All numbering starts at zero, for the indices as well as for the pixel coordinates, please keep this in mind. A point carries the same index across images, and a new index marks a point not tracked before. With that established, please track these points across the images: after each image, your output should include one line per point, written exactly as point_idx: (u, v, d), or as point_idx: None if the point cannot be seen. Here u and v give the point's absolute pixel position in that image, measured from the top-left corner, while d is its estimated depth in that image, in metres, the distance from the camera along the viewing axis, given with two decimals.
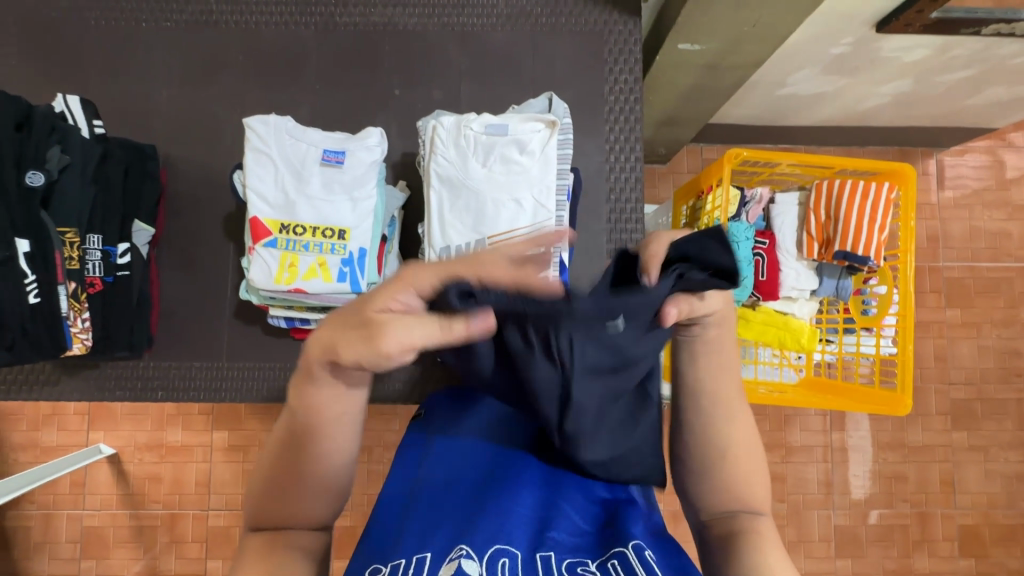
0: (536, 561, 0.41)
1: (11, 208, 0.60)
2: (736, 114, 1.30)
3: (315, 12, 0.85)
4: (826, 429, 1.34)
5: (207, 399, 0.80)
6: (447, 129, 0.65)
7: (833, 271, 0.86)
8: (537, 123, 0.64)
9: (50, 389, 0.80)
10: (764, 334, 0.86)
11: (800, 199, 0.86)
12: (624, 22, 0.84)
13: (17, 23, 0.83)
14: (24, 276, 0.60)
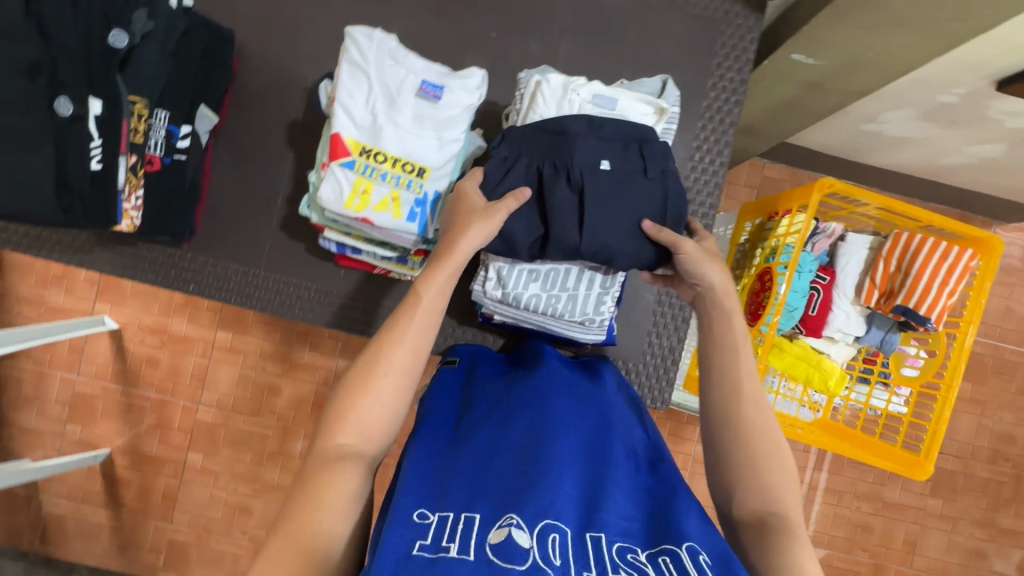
0: (587, 540, 0.41)
1: (90, 65, 0.57)
2: (812, 138, 1.25)
3: None
4: (808, 466, 1.36)
5: (235, 305, 0.79)
6: (552, 88, 0.62)
7: (884, 323, 0.85)
8: (645, 106, 0.62)
9: (81, 259, 0.78)
10: (795, 368, 0.85)
11: (872, 243, 0.84)
12: (746, 16, 0.79)
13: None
14: (90, 140, 0.58)
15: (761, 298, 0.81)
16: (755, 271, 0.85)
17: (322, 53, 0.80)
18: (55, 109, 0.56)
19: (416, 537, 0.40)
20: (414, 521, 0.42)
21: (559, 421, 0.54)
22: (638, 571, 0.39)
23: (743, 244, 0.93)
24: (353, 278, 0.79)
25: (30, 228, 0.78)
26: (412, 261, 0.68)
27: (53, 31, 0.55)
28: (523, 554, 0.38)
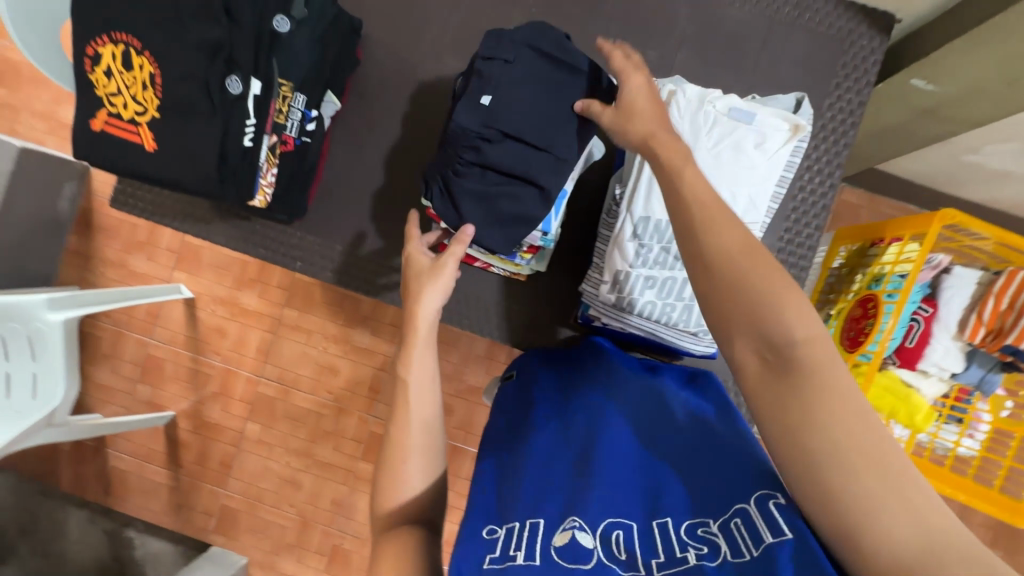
0: (655, 528, 0.44)
1: (257, 47, 0.61)
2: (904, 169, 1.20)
3: None
4: None
5: (338, 283, 0.82)
6: (688, 97, 0.62)
7: (985, 361, 0.81)
8: (782, 121, 0.62)
9: (200, 230, 0.83)
10: (883, 401, 0.84)
11: (982, 278, 0.81)
12: (870, 37, 0.78)
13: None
14: (247, 118, 0.62)
15: (864, 326, 0.80)
16: (856, 298, 0.84)
17: (442, 48, 0.82)
18: (225, 87, 0.61)
19: (488, 552, 0.44)
20: (484, 538, 0.47)
21: (610, 404, 0.55)
22: (708, 545, 0.41)
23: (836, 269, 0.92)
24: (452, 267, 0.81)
25: (159, 198, 0.83)
26: (521, 257, 0.73)
27: (233, 12, 0.60)
28: (585, 555, 0.41)
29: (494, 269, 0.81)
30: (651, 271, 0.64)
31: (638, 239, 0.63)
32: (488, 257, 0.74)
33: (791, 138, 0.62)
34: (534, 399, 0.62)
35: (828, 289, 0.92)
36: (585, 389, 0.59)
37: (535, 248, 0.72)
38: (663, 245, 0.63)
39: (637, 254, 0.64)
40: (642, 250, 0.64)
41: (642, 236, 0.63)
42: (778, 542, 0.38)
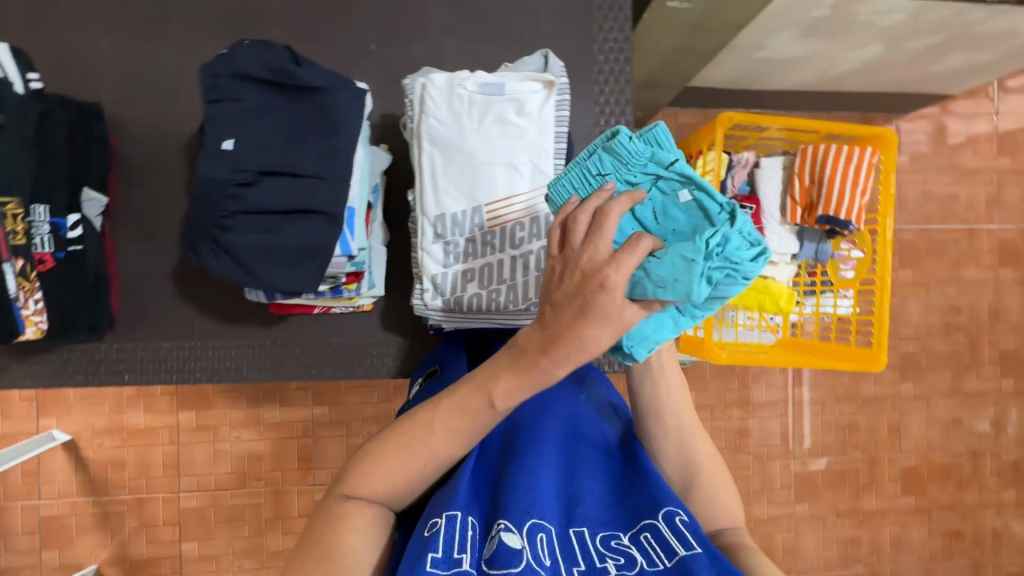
0: (571, 536, 0.61)
1: (227, 166, 0.74)
2: (721, 72, 1.71)
3: (418, 42, 1.08)
4: (791, 385, 1.85)
5: (343, 373, 1.06)
6: (439, 87, 0.83)
7: (814, 236, 1.22)
8: (534, 85, 0.84)
9: (204, 366, 1.04)
10: (748, 294, 1.23)
11: (783, 163, 1.20)
12: (621, 109, 1.12)
13: (207, 25, 1.03)
14: (237, 224, 0.76)
15: None
16: None
17: None
18: (219, 204, 0.75)
19: (430, 552, 0.55)
20: (426, 532, 0.58)
21: (539, 426, 0.74)
22: (623, 553, 0.59)
23: None
24: (396, 329, 1.06)
25: (160, 353, 1.03)
26: (349, 288, 0.94)
27: (225, 146, 0.74)
28: (518, 552, 0.56)
29: (337, 309, 1.03)
30: (463, 264, 0.85)
31: (442, 237, 0.84)
32: (325, 301, 0.97)
33: (548, 91, 0.84)
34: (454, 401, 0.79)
35: None
36: (500, 409, 0.78)
37: (355, 278, 0.93)
38: (468, 236, 0.84)
39: (447, 250, 0.85)
40: (449, 244, 0.85)
41: (444, 230, 0.84)
42: (691, 554, 0.56)
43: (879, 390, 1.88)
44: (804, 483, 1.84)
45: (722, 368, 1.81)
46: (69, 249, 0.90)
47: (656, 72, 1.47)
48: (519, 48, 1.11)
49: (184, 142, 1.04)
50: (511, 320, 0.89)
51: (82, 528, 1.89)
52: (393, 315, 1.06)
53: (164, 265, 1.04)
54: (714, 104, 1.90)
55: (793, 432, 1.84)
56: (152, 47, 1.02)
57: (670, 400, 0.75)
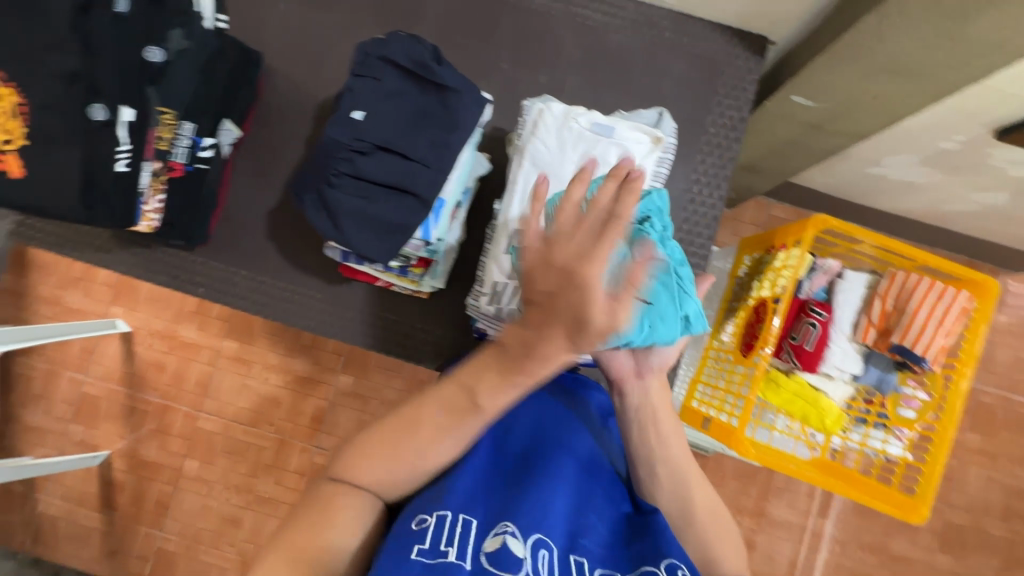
0: (570, 560, 0.64)
1: (350, 132, 0.82)
2: (828, 176, 1.68)
3: (545, 72, 1.15)
4: (813, 513, 1.73)
5: (382, 347, 1.11)
6: (553, 115, 0.88)
7: (881, 362, 1.17)
8: (643, 137, 0.87)
9: (267, 301, 1.12)
10: (794, 400, 1.19)
11: (869, 281, 1.16)
12: (717, 183, 1.13)
13: (370, 11, 1.16)
14: (342, 183, 0.83)
15: (758, 329, 1.10)
16: (753, 303, 1.15)
17: None
18: (332, 162, 0.83)
19: (417, 544, 0.61)
20: (415, 525, 0.63)
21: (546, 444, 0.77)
22: None
23: (740, 275, 1.29)
24: (442, 323, 1.10)
25: (236, 279, 1.13)
26: (414, 271, 1.00)
27: (353, 114, 0.83)
28: (518, 561, 0.60)
29: (397, 288, 1.09)
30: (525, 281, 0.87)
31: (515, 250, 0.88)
32: (390, 276, 1.03)
33: (654, 146, 0.87)
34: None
35: (735, 296, 1.27)
36: (522, 424, 0.80)
37: (424, 263, 0.99)
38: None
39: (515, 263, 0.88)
40: None
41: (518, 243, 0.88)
42: None
43: (910, 551, 1.72)
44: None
45: (744, 470, 1.73)
46: (195, 166, 1.01)
47: (760, 159, 1.48)
48: (636, 100, 1.15)
49: (316, 104, 1.16)
50: None
51: (109, 415, 2.04)
52: (444, 310, 1.11)
53: (265, 203, 1.14)
54: (811, 206, 1.86)
55: (802, 563, 1.72)
56: (319, 19, 1.16)
57: (670, 442, 0.76)
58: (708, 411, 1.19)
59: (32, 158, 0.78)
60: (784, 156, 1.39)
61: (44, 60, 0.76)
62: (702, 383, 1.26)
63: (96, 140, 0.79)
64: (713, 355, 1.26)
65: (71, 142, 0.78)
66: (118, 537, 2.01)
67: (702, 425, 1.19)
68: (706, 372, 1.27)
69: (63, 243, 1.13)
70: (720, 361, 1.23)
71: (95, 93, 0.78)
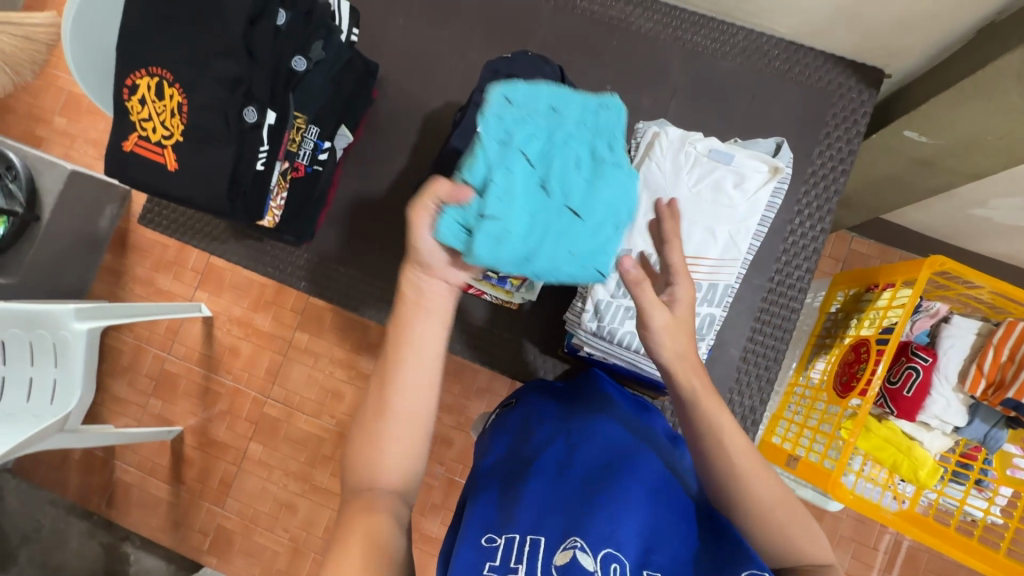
0: (644, 574, 0.61)
1: None
2: (922, 214, 1.62)
3: (648, 96, 1.17)
4: (882, 567, 1.67)
5: (468, 353, 1.14)
6: (669, 139, 0.89)
7: (988, 417, 1.10)
8: (761, 166, 0.86)
9: (363, 299, 1.18)
10: (884, 448, 1.15)
11: (980, 329, 1.10)
12: (821, 216, 1.10)
13: (483, 29, 1.21)
14: None
15: (856, 370, 1.06)
16: (850, 341, 1.11)
17: None
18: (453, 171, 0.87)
19: (489, 560, 0.62)
20: (486, 543, 0.65)
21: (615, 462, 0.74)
22: None
23: (832, 311, 1.25)
24: (529, 335, 1.13)
25: (335, 276, 1.19)
26: (511, 283, 1.02)
27: None
28: (584, 571, 0.58)
29: (487, 296, 1.11)
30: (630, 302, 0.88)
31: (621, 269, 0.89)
32: (485, 285, 1.06)
33: (772, 176, 0.86)
34: (540, 427, 0.83)
35: (824, 332, 1.24)
36: (590, 443, 0.78)
37: (522, 277, 1.00)
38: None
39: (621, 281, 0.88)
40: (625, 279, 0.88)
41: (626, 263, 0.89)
42: None
43: None
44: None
45: (810, 513, 1.68)
46: (313, 167, 1.08)
47: (856, 193, 1.43)
48: (740, 127, 1.15)
49: (423, 116, 1.21)
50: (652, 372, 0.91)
51: (186, 393, 2.16)
52: (532, 322, 1.13)
53: (369, 206, 1.20)
54: (899, 243, 1.78)
55: None
56: (434, 36, 1.22)
57: (725, 435, 0.70)
58: (794, 452, 1.14)
59: (189, 153, 0.84)
60: (884, 190, 1.35)
61: (214, 64, 0.82)
62: (784, 420, 1.22)
63: (245, 141, 0.85)
64: (797, 390, 1.23)
65: (225, 142, 0.84)
66: (183, 510, 2.11)
67: (788, 465, 1.15)
68: (789, 408, 1.23)
69: (183, 230, 1.21)
70: (807, 398, 1.19)
71: (251, 98, 0.84)
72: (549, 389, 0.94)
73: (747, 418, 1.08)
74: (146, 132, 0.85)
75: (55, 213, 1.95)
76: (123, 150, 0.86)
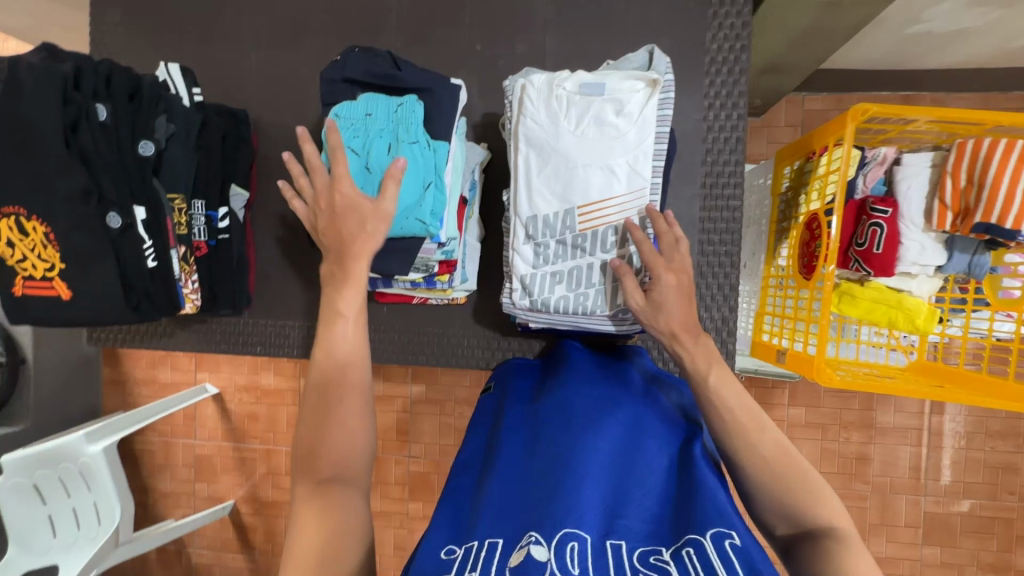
0: (606, 548, 0.58)
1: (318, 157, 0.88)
2: (864, 51, 1.51)
3: (523, 41, 1.09)
4: (927, 413, 1.67)
5: (437, 360, 1.13)
6: (536, 89, 0.83)
7: (966, 246, 1.04)
8: (638, 84, 0.81)
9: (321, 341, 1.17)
10: (877, 311, 1.11)
11: (933, 160, 1.03)
12: (734, 100, 1.03)
13: (336, 34, 1.14)
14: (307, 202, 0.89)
15: (815, 246, 1.00)
16: (804, 219, 1.04)
17: None
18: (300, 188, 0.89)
19: (445, 572, 0.57)
20: (443, 556, 0.61)
21: (580, 430, 0.75)
22: (662, 568, 0.55)
23: (784, 190, 1.19)
24: (489, 323, 1.11)
25: (287, 330, 1.18)
26: (441, 280, 0.99)
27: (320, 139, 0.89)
28: (539, 565, 0.53)
29: (433, 300, 1.09)
30: (551, 267, 0.85)
31: (531, 238, 0.85)
32: (422, 291, 1.03)
33: (652, 88, 0.80)
34: (509, 417, 0.85)
35: (781, 216, 1.18)
36: (554, 420, 0.79)
37: (448, 270, 0.98)
38: (559, 238, 0.84)
39: (537, 252, 0.85)
40: (538, 247, 0.85)
41: (534, 230, 0.85)
42: None
43: None
44: (936, 524, 1.68)
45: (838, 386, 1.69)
46: (217, 238, 1.05)
47: (780, 56, 1.34)
48: (625, 41, 1.07)
49: (311, 144, 1.16)
50: (601, 325, 0.88)
51: (225, 469, 2.23)
52: (487, 310, 1.11)
53: (294, 252, 1.18)
54: (851, 87, 1.67)
55: (924, 464, 1.67)
56: (292, 60, 1.15)
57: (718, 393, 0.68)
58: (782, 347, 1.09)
59: (74, 280, 0.81)
60: (806, 43, 1.25)
61: (56, 185, 0.77)
62: (769, 316, 1.19)
63: (122, 245, 0.83)
64: (773, 281, 1.18)
65: (103, 254, 0.81)
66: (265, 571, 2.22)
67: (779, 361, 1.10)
68: (771, 302, 1.19)
69: (132, 336, 1.22)
70: (783, 288, 1.13)
71: (108, 203, 0.81)
72: (528, 373, 0.98)
73: (723, 332, 1.05)
74: (28, 271, 0.83)
75: (36, 350, 1.98)
76: (15, 296, 0.84)
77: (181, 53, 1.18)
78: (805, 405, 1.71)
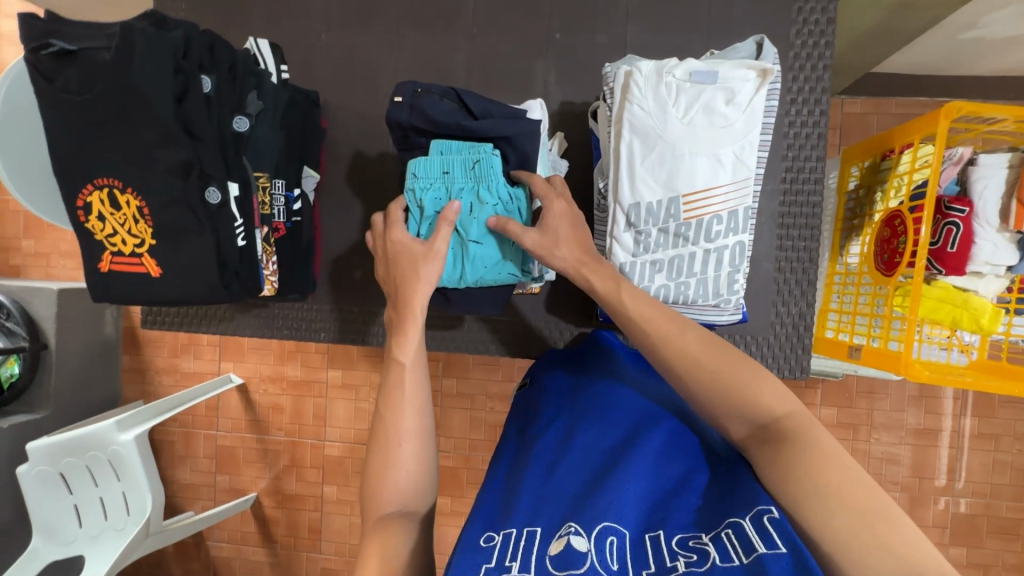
0: (646, 539, 0.56)
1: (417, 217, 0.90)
2: (914, 55, 1.52)
3: (602, 31, 1.08)
4: (959, 415, 1.69)
5: (508, 349, 1.12)
6: (644, 75, 0.82)
7: None
8: (749, 72, 0.80)
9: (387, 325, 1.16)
10: (947, 311, 1.11)
11: (1010, 160, 1.04)
12: (818, 92, 1.03)
13: (409, 16, 1.12)
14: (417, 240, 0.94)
15: (897, 244, 1.00)
16: (882, 217, 1.06)
17: None
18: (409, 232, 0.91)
19: (488, 556, 0.55)
20: (483, 542, 0.59)
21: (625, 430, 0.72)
22: (698, 552, 0.53)
23: (851, 188, 1.20)
24: (563, 313, 1.11)
25: (351, 315, 1.16)
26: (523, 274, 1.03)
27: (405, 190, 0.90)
28: (582, 553, 0.52)
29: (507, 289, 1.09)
30: (652, 256, 0.85)
31: (633, 226, 0.85)
32: None
33: (762, 78, 0.80)
34: (547, 413, 0.84)
35: (847, 213, 1.19)
36: (594, 418, 0.77)
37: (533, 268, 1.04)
38: (661, 227, 0.84)
39: (638, 240, 0.85)
40: (639, 235, 0.85)
41: (636, 218, 0.84)
42: (773, 553, 0.50)
43: None
44: (962, 525, 1.69)
45: (874, 387, 1.71)
46: (292, 221, 1.03)
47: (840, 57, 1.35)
48: (707, 34, 1.07)
49: (379, 127, 1.14)
50: (696, 315, 0.89)
51: (246, 460, 2.19)
52: (561, 300, 1.11)
53: (360, 237, 1.16)
54: (891, 92, 1.68)
55: (956, 466, 1.69)
56: (363, 42, 1.14)
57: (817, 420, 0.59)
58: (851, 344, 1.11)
59: (167, 255, 0.79)
60: (870, 45, 1.26)
61: (157, 156, 0.75)
62: (833, 312, 1.20)
63: (218, 222, 0.81)
64: (838, 277, 1.20)
65: (199, 231, 0.79)
66: (285, 565, 2.18)
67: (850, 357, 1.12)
68: (835, 299, 1.20)
69: (187, 320, 1.19)
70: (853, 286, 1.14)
71: (208, 177, 0.79)
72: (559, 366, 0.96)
73: (799, 326, 1.06)
74: (117, 246, 0.80)
75: (59, 335, 1.94)
76: (102, 272, 0.81)
77: (249, 32, 1.16)
78: (841, 404, 1.72)
